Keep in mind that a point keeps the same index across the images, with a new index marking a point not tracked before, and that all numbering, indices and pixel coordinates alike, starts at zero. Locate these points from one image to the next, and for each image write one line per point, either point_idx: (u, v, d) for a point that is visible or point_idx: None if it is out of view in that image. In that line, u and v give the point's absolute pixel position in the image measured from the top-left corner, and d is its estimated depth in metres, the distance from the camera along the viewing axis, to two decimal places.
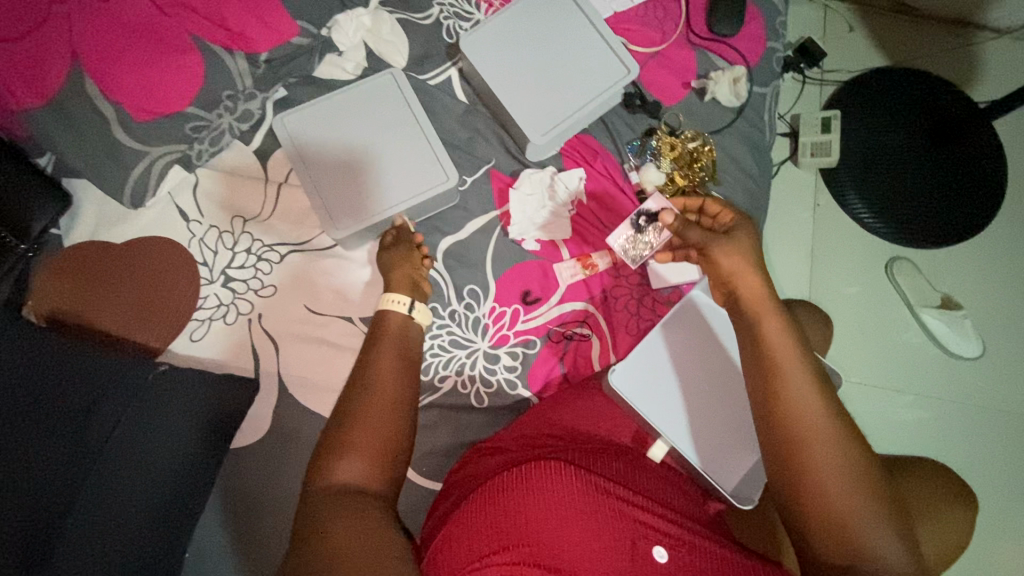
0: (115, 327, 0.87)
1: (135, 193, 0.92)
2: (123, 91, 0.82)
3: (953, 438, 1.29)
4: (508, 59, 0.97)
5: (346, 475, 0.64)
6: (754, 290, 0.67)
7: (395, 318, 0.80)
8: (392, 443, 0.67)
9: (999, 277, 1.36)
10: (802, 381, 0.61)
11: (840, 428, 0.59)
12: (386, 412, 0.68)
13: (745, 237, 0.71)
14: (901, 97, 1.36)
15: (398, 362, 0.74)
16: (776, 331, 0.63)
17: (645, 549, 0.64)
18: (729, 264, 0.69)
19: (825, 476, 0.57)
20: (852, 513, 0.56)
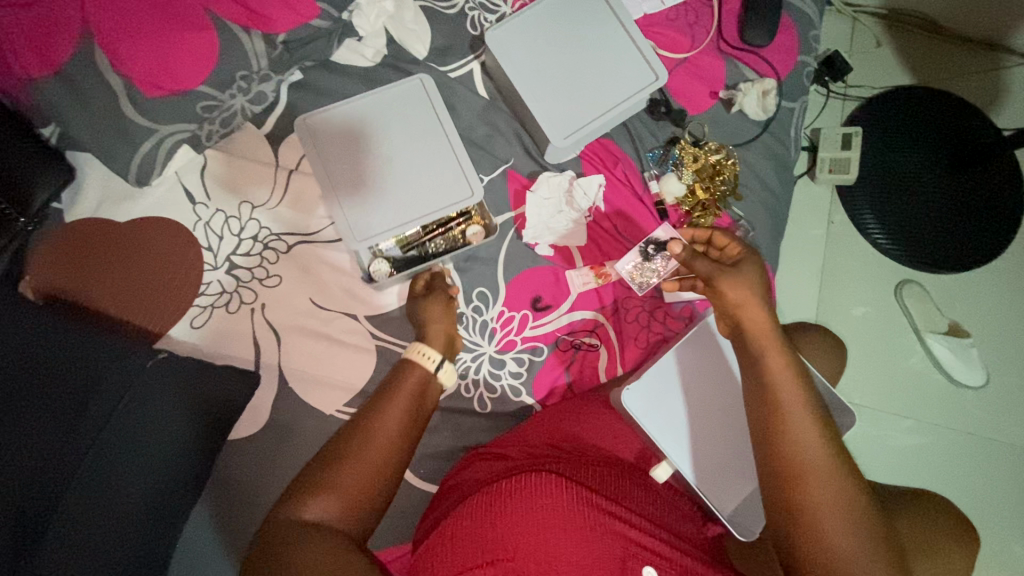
0: (114, 307, 0.86)
1: (142, 170, 0.89)
2: (134, 64, 0.79)
3: (950, 466, 1.29)
4: (533, 56, 0.93)
5: (318, 514, 0.61)
6: (759, 323, 0.64)
7: (417, 373, 0.73)
8: (371, 495, 0.64)
9: (1011, 307, 1.34)
10: (804, 419, 0.59)
11: (844, 470, 0.57)
12: (375, 465, 0.65)
13: (753, 270, 0.68)
14: (927, 118, 1.33)
15: (406, 418, 0.69)
16: (782, 369, 0.61)
17: (635, 567, 0.63)
18: (737, 296, 0.65)
19: (824, 517, 0.55)
20: (849, 559, 0.54)
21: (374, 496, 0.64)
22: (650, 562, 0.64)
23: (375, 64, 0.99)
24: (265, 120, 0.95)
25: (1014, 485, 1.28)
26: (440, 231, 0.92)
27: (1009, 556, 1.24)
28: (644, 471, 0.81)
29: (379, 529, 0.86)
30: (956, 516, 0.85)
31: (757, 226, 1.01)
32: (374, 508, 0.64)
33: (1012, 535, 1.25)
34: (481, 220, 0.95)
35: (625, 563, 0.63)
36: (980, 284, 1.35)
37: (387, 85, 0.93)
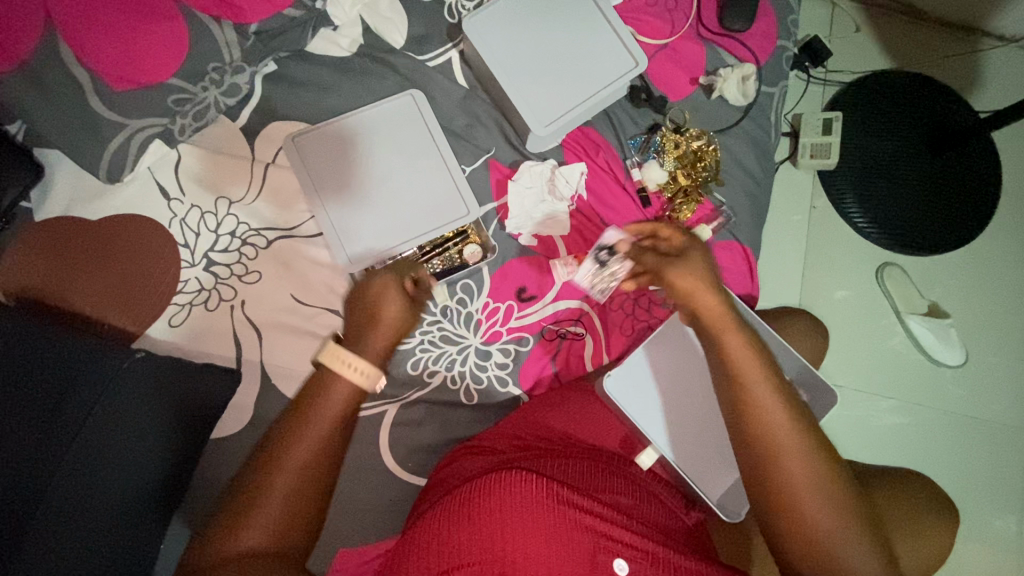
0: (89, 307, 0.84)
1: (113, 166, 0.86)
2: (101, 57, 0.76)
3: (931, 444, 1.32)
4: (513, 44, 0.92)
5: (245, 545, 0.57)
6: (712, 308, 0.63)
7: (343, 384, 0.63)
8: (302, 514, 0.60)
9: (988, 287, 1.37)
10: (771, 396, 0.59)
11: (811, 443, 0.58)
12: (298, 487, 0.60)
13: (699, 257, 0.67)
14: (905, 102, 1.34)
15: (332, 430, 0.62)
16: (740, 348, 0.61)
17: (606, 560, 0.63)
18: (686, 283, 0.64)
19: (802, 491, 0.56)
20: (826, 529, 0.56)
21: (305, 516, 0.61)
22: (621, 554, 0.63)
23: (352, 54, 0.97)
24: (239, 113, 0.94)
25: (992, 460, 1.31)
26: (437, 251, 0.93)
27: (986, 529, 1.27)
28: (629, 460, 0.81)
29: (368, 524, 0.86)
30: (938, 496, 0.86)
31: (738, 211, 1.01)
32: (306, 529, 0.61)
33: (991, 509, 1.28)
34: (477, 239, 0.96)
35: (594, 557, 0.63)
36: (958, 266, 1.37)
37: (378, 101, 0.95)
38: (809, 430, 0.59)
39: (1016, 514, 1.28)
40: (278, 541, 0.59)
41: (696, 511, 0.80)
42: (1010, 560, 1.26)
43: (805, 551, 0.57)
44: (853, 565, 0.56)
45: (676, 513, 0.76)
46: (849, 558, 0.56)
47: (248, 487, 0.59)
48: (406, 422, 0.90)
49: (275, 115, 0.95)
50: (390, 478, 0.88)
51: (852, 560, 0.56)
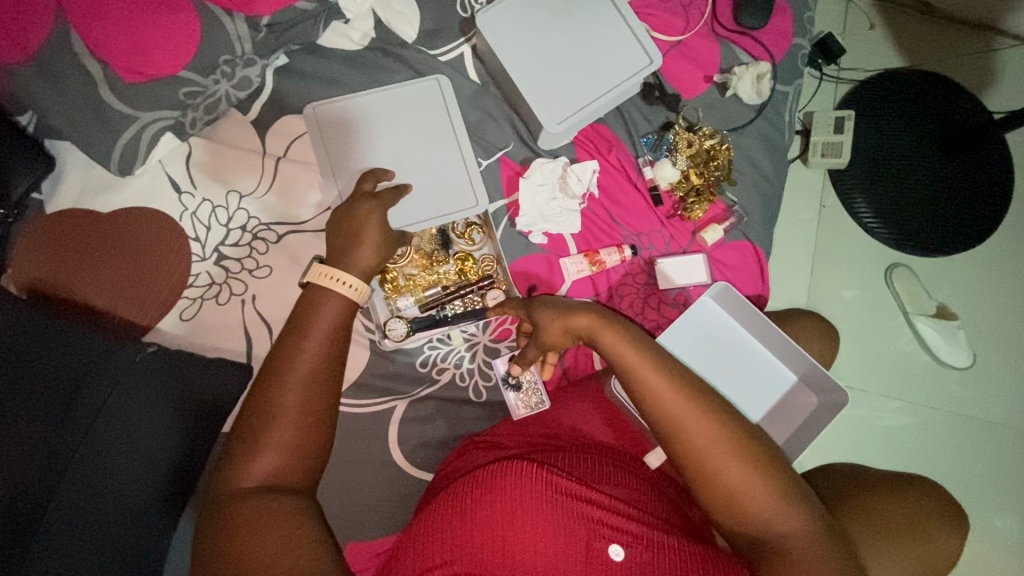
0: (103, 301, 0.84)
1: (124, 158, 0.87)
2: (111, 49, 0.76)
3: (937, 444, 1.31)
4: (526, 40, 0.91)
5: (260, 470, 0.60)
6: (582, 323, 0.73)
7: (335, 299, 0.69)
8: (312, 440, 0.63)
9: (998, 289, 1.36)
10: (654, 371, 0.66)
11: (700, 406, 0.64)
12: (307, 406, 0.63)
13: (544, 299, 0.81)
14: (920, 101, 1.33)
15: (330, 349, 0.66)
16: (612, 341, 0.70)
17: (601, 548, 0.61)
18: (546, 313, 0.77)
19: (706, 453, 0.62)
20: (731, 485, 0.61)
21: (315, 442, 0.63)
22: (615, 539, 0.61)
23: (363, 48, 0.96)
24: (250, 107, 0.93)
25: (994, 460, 1.30)
26: (459, 294, 0.93)
27: (988, 531, 1.28)
28: (638, 459, 0.79)
29: (375, 519, 0.86)
30: (945, 499, 0.87)
31: (750, 211, 1.01)
32: (318, 451, 0.64)
33: (995, 510, 1.28)
34: (502, 284, 0.95)
35: (589, 544, 0.61)
36: (966, 266, 1.36)
37: (402, 83, 0.95)
38: (698, 394, 0.65)
39: (1017, 512, 1.28)
40: (292, 470, 0.61)
41: (698, 510, 0.76)
42: (1010, 559, 1.27)
43: (724, 509, 0.62)
44: (776, 513, 0.60)
45: (685, 510, 0.73)
46: (771, 505, 0.60)
47: (255, 411, 0.62)
48: (415, 417, 0.90)
49: (288, 109, 0.94)
50: (398, 473, 0.88)
51: (764, 510, 0.60)
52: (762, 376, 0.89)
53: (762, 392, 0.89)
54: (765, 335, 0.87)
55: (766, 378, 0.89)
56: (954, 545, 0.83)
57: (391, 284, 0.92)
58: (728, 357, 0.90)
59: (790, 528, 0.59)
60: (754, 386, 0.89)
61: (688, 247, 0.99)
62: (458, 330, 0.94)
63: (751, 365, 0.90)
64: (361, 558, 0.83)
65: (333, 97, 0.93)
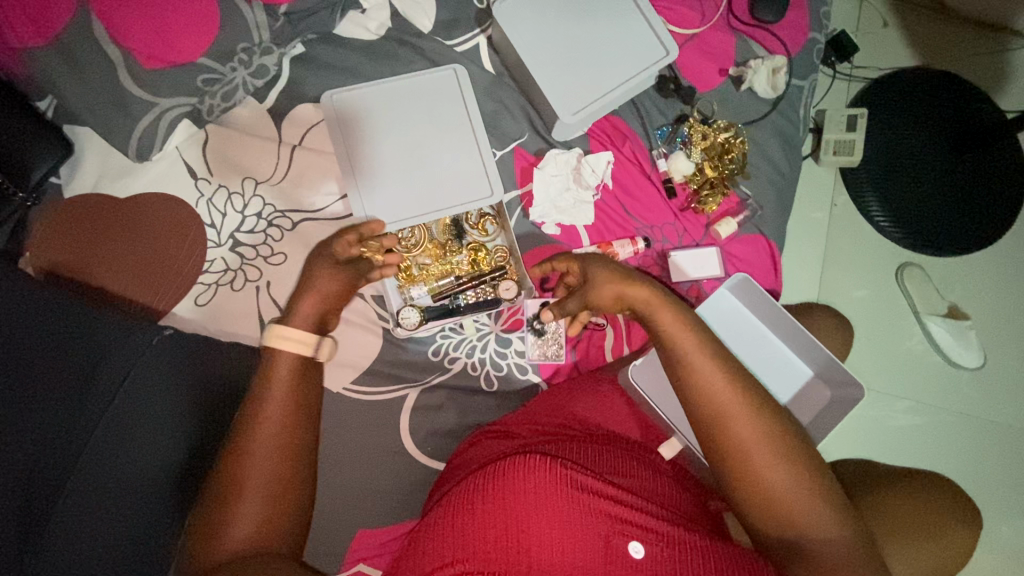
0: (118, 286, 0.84)
1: (142, 145, 0.88)
2: (134, 34, 0.79)
3: (948, 446, 1.30)
4: (542, 30, 0.91)
5: (231, 545, 0.58)
6: (642, 297, 0.71)
7: (289, 362, 0.67)
8: (286, 505, 0.62)
9: (1011, 289, 1.34)
10: (708, 361, 0.65)
11: (753, 401, 0.63)
12: (276, 470, 0.62)
13: (601, 260, 0.77)
14: (934, 100, 1.32)
15: (294, 409, 0.65)
16: (671, 321, 0.68)
17: (620, 544, 0.59)
18: (603, 277, 0.74)
19: (751, 450, 0.61)
20: (775, 483, 0.59)
21: (289, 504, 0.63)
22: (635, 536, 0.60)
23: (379, 38, 0.97)
24: (267, 95, 0.93)
25: (1007, 463, 1.29)
26: (473, 283, 0.94)
27: (1000, 536, 1.26)
28: (651, 450, 0.79)
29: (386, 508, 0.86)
30: (958, 491, 0.87)
31: (764, 204, 1.00)
32: (292, 515, 0.63)
33: (1006, 513, 1.27)
34: (514, 275, 0.97)
35: (608, 540, 0.59)
36: (981, 266, 1.35)
37: (420, 71, 0.95)
38: (752, 390, 0.64)
39: None
40: (267, 538, 0.60)
41: (716, 500, 0.75)
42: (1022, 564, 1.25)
43: (763, 507, 0.60)
44: (816, 519, 0.58)
45: (700, 499, 0.73)
46: (812, 511, 0.58)
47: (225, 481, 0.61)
48: (426, 406, 0.90)
49: (304, 97, 0.94)
50: (409, 462, 0.88)
51: (804, 514, 0.58)
52: (777, 369, 0.88)
53: (776, 386, 0.88)
54: (778, 325, 0.88)
55: (782, 371, 0.88)
56: (964, 541, 0.82)
57: (405, 274, 0.94)
58: (743, 347, 0.89)
59: (828, 537, 0.58)
60: (769, 378, 0.88)
61: (702, 240, 0.99)
62: (471, 320, 0.94)
63: (766, 359, 0.89)
64: (366, 548, 0.83)
65: (349, 85, 0.94)
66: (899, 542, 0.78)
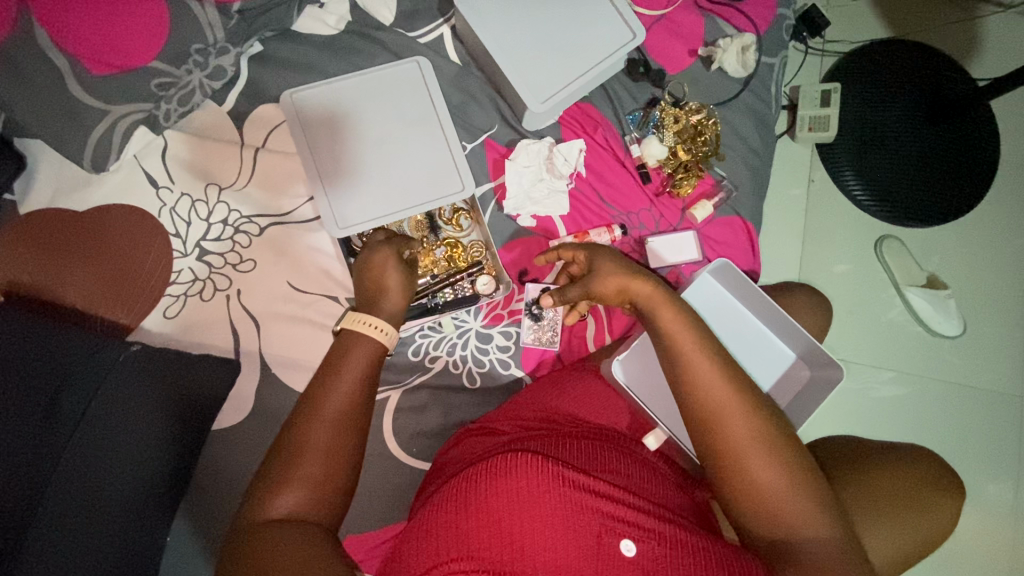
0: (81, 301, 0.82)
1: (98, 155, 0.84)
2: (77, 41, 0.73)
3: (931, 414, 1.31)
4: (507, 17, 0.89)
5: (280, 509, 0.57)
6: (645, 292, 0.69)
7: (366, 344, 0.67)
8: (338, 481, 0.60)
9: (988, 256, 1.35)
10: (704, 359, 0.64)
11: (750, 401, 0.62)
12: (336, 442, 0.60)
13: (608, 252, 0.76)
14: (904, 71, 1.32)
15: (358, 392, 0.64)
16: (672, 320, 0.67)
17: (612, 544, 0.58)
18: (610, 273, 0.72)
19: (743, 449, 0.60)
20: (769, 483, 0.59)
21: (340, 481, 0.60)
22: (627, 534, 0.59)
23: (339, 32, 0.94)
24: (225, 97, 0.91)
25: (987, 427, 1.31)
26: (449, 282, 0.91)
27: (983, 497, 1.28)
28: (635, 441, 0.77)
29: (372, 511, 0.85)
30: (939, 463, 0.88)
31: (739, 185, 1.00)
32: (341, 493, 0.60)
33: (988, 476, 1.29)
34: (491, 270, 0.94)
35: (601, 539, 0.58)
36: (959, 235, 1.35)
37: (383, 65, 0.93)
38: (749, 390, 0.63)
39: (1010, 479, 1.29)
40: (318, 506, 0.58)
41: (702, 490, 0.75)
42: (1005, 526, 1.27)
43: (754, 505, 0.60)
44: (807, 519, 0.58)
45: (686, 490, 0.73)
46: (800, 509, 0.58)
47: (279, 448, 0.60)
48: (409, 407, 0.89)
49: (264, 97, 0.92)
50: (393, 463, 0.87)
51: (795, 513, 0.58)
52: (759, 351, 0.88)
53: (759, 369, 0.87)
54: (757, 308, 0.87)
55: (764, 354, 0.88)
56: (939, 525, 0.82)
57: None
58: (727, 333, 0.88)
59: (816, 536, 0.58)
60: (752, 361, 0.88)
61: (679, 224, 0.99)
62: (449, 317, 0.92)
63: (747, 341, 0.88)
64: (363, 547, 0.84)
65: (311, 83, 0.91)
66: (879, 518, 0.79)
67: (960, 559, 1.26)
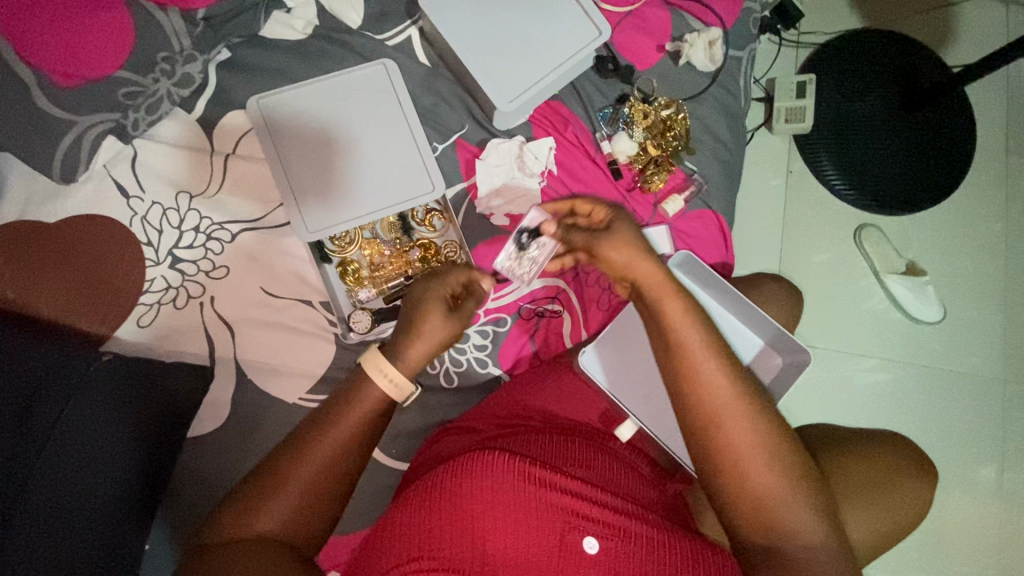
0: (59, 313, 0.80)
1: (66, 165, 0.84)
2: (43, 53, 0.74)
3: (912, 399, 1.33)
4: (472, 18, 0.90)
5: (254, 529, 0.58)
6: (651, 276, 0.65)
7: (375, 392, 0.65)
8: (316, 512, 0.61)
9: (965, 242, 1.37)
10: (710, 357, 0.60)
11: (754, 402, 0.59)
12: (323, 476, 0.61)
13: (622, 224, 0.70)
14: (877, 60, 1.33)
15: (360, 428, 0.64)
16: (679, 311, 0.62)
17: (576, 540, 0.59)
18: (618, 251, 0.67)
19: (744, 452, 0.57)
20: (767, 487, 0.56)
21: (319, 511, 0.61)
22: (591, 531, 0.59)
23: (308, 36, 0.94)
24: (194, 104, 0.91)
25: (968, 410, 1.32)
26: None
27: (965, 480, 1.30)
28: (608, 434, 0.78)
29: (352, 512, 0.86)
30: (912, 451, 0.88)
31: (710, 178, 1.00)
32: (318, 523, 0.62)
33: (970, 459, 1.30)
34: None
35: (564, 536, 0.59)
36: (936, 222, 1.37)
37: (349, 69, 0.93)
38: (755, 391, 0.60)
39: (992, 461, 1.30)
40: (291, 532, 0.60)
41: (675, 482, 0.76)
42: (987, 508, 1.29)
43: (750, 509, 0.57)
44: (803, 525, 0.56)
45: (658, 483, 0.74)
46: (795, 519, 0.56)
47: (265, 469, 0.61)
48: None
49: (232, 103, 0.92)
50: (372, 465, 0.88)
51: (791, 518, 0.56)
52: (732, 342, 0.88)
53: None
54: (726, 299, 0.88)
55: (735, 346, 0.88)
56: (911, 510, 0.83)
57: (353, 276, 0.92)
58: None
59: (811, 541, 0.56)
60: None
61: (651, 219, 0.99)
62: None
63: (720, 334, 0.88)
64: (337, 552, 0.85)
65: (278, 88, 0.92)
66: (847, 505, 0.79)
67: (943, 542, 1.27)
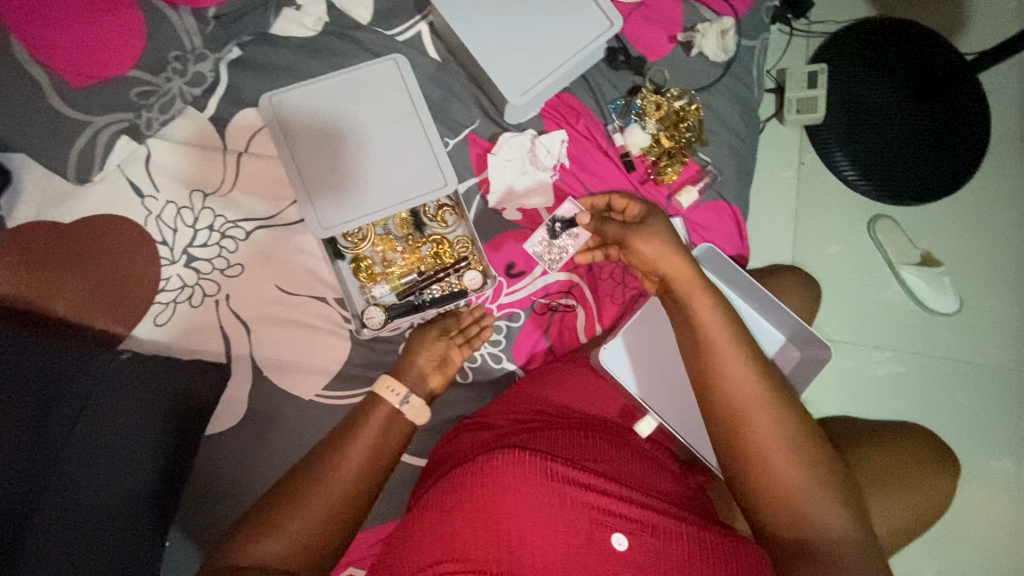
0: (72, 311, 0.81)
1: (81, 166, 0.86)
2: (57, 54, 0.80)
3: (929, 391, 1.31)
4: (482, 11, 0.89)
5: (265, 552, 0.58)
6: (681, 273, 0.65)
7: (386, 414, 0.70)
8: (325, 538, 0.61)
9: (981, 231, 1.35)
10: (738, 355, 0.60)
11: (780, 401, 0.59)
12: (334, 503, 0.62)
13: (657, 224, 0.71)
14: (890, 47, 1.31)
15: (371, 456, 0.67)
16: (708, 310, 0.62)
17: (604, 538, 0.59)
18: (650, 247, 0.68)
19: (770, 449, 0.57)
20: (794, 484, 0.56)
21: (329, 537, 0.61)
22: (619, 528, 0.59)
23: (318, 33, 0.94)
24: (206, 103, 0.91)
25: (986, 402, 1.31)
26: (438, 277, 0.92)
27: (984, 472, 1.28)
28: (627, 429, 0.77)
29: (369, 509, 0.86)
30: (931, 440, 0.87)
31: (724, 169, 0.99)
32: (326, 553, 0.61)
33: (989, 452, 1.29)
34: (478, 265, 0.94)
35: (592, 533, 0.59)
36: (951, 211, 1.35)
37: (361, 64, 0.93)
38: (781, 391, 0.59)
39: (1012, 454, 1.29)
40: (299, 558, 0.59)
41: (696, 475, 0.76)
42: (1007, 501, 1.27)
43: (777, 506, 0.56)
44: (832, 525, 0.55)
45: (681, 477, 0.73)
46: (825, 515, 0.55)
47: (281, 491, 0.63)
48: None
49: (244, 101, 0.92)
50: None
51: (820, 516, 0.55)
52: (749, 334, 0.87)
53: None
54: (742, 291, 0.87)
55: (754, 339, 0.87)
56: (936, 499, 0.82)
57: (366, 273, 0.92)
58: None
59: (841, 541, 0.55)
60: None
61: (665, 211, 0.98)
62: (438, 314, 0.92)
63: None
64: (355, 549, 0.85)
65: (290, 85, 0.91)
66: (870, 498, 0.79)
67: (961, 536, 1.26)
